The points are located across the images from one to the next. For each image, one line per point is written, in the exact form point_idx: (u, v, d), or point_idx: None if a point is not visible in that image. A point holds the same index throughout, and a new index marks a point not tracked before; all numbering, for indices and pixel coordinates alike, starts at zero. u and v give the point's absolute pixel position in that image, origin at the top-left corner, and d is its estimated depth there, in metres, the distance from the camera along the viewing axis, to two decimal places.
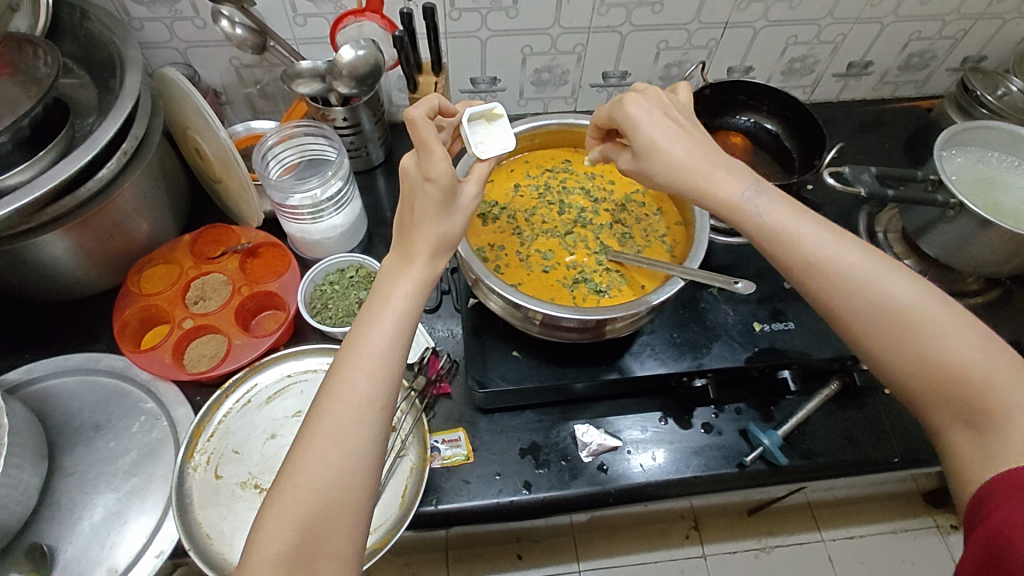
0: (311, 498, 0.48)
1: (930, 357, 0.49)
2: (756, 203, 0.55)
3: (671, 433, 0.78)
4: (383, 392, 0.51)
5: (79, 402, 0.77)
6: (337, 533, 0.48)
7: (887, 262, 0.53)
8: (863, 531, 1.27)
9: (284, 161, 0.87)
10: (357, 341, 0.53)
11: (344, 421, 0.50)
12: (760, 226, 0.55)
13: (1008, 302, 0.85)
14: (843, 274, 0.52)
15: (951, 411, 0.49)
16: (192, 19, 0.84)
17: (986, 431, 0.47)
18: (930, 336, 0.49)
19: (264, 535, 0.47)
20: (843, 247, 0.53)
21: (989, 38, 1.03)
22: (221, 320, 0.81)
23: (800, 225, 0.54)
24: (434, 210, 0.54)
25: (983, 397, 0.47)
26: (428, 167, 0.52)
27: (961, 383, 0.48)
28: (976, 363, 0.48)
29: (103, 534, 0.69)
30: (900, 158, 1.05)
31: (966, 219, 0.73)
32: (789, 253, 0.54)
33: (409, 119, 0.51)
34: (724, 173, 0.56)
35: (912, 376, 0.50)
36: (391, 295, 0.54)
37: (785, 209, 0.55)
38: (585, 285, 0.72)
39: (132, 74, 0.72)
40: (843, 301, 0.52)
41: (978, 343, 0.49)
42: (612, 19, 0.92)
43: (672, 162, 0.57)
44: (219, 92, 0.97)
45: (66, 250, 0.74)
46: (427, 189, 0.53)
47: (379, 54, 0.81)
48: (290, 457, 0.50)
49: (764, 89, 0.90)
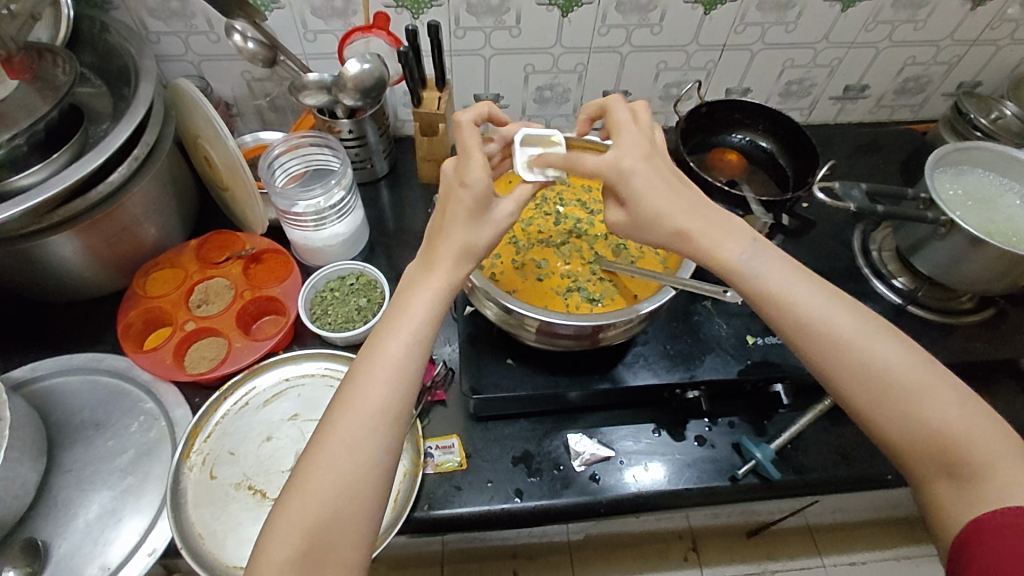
0: (322, 504, 0.49)
1: (915, 413, 0.50)
2: (747, 264, 0.56)
3: (663, 444, 0.78)
4: (397, 401, 0.52)
5: (80, 400, 0.78)
6: (347, 540, 0.49)
7: (872, 326, 0.54)
8: (865, 557, 1.25)
9: (290, 171, 0.89)
10: (375, 348, 0.54)
11: (356, 428, 0.51)
12: (755, 285, 0.56)
13: (1003, 321, 0.85)
14: (831, 335, 0.53)
15: (932, 465, 0.50)
16: (207, 34, 0.87)
17: (967, 482, 0.48)
18: (916, 397, 0.51)
19: (272, 539, 0.48)
20: (830, 308, 0.54)
21: (984, 63, 1.05)
22: (221, 323, 0.83)
23: (793, 284, 0.55)
24: (463, 215, 0.56)
25: (963, 455, 0.49)
26: (465, 172, 0.55)
27: (943, 441, 0.49)
28: (956, 422, 0.50)
29: (97, 531, 0.69)
30: (897, 180, 1.06)
31: (957, 238, 0.74)
32: (782, 312, 0.55)
33: (456, 122, 0.57)
34: (721, 233, 0.57)
35: (896, 431, 0.51)
36: (413, 303, 0.55)
37: (777, 268, 0.56)
38: (578, 293, 0.73)
39: (146, 83, 0.75)
40: (833, 358, 0.53)
41: (960, 404, 0.50)
42: (613, 40, 0.95)
43: (675, 228, 0.57)
44: (230, 104, 1.00)
45: (75, 251, 0.76)
46: (460, 193, 0.55)
47: (384, 69, 0.84)
48: (302, 462, 0.51)
49: (758, 107, 0.93)
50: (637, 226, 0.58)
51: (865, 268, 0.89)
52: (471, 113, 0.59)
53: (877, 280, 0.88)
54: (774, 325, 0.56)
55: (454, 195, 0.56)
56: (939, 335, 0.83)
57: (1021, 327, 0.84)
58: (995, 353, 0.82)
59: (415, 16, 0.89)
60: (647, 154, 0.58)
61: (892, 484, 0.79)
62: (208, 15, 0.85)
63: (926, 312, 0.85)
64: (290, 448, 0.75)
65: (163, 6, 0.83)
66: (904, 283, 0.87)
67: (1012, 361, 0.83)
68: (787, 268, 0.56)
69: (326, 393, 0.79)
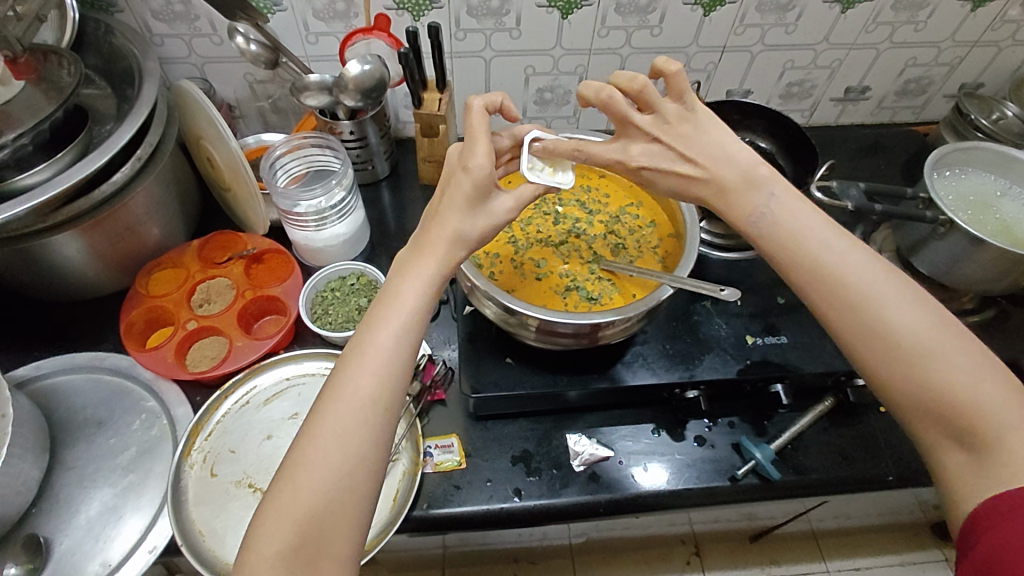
0: (311, 498, 0.49)
1: (926, 373, 0.50)
2: (767, 214, 0.57)
3: (663, 444, 0.78)
4: (386, 393, 0.53)
5: (83, 398, 0.79)
6: (339, 534, 0.49)
7: (893, 284, 0.53)
8: (869, 563, 1.25)
9: (291, 172, 0.90)
10: (365, 339, 0.54)
11: (346, 421, 0.51)
12: (775, 237, 0.57)
13: (1004, 322, 0.85)
14: (847, 288, 0.53)
15: (941, 429, 0.50)
16: (210, 36, 0.88)
17: (976, 450, 0.48)
18: (931, 357, 0.50)
19: (263, 532, 0.48)
20: (850, 262, 0.54)
21: (985, 64, 1.05)
22: (223, 322, 0.83)
23: (815, 238, 0.56)
24: (462, 201, 0.57)
25: (974, 420, 0.48)
26: (468, 158, 0.56)
27: (955, 405, 0.49)
28: (972, 386, 0.49)
29: (98, 528, 0.70)
30: (898, 181, 1.06)
31: (957, 237, 0.74)
32: (799, 266, 0.55)
33: (467, 106, 0.58)
34: (747, 186, 0.58)
35: (907, 393, 0.51)
36: (400, 294, 0.55)
37: (800, 219, 0.57)
38: (577, 292, 0.74)
39: (149, 84, 0.76)
40: (847, 316, 0.53)
41: (977, 367, 0.50)
42: (613, 42, 0.95)
43: (691, 194, 0.62)
44: (233, 106, 1.00)
45: (78, 251, 0.77)
46: (461, 177, 0.57)
47: (385, 70, 0.85)
48: (290, 456, 0.51)
49: (756, 108, 0.94)
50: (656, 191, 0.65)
51: None
52: (486, 100, 0.60)
53: None
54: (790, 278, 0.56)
55: (456, 179, 0.57)
56: None
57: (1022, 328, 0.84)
58: (997, 354, 0.82)
59: (416, 18, 0.89)
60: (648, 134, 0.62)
61: (895, 485, 0.79)
62: (212, 17, 0.86)
63: None
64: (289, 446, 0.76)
65: (167, 8, 0.84)
66: None
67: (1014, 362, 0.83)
68: (810, 221, 0.57)
69: None
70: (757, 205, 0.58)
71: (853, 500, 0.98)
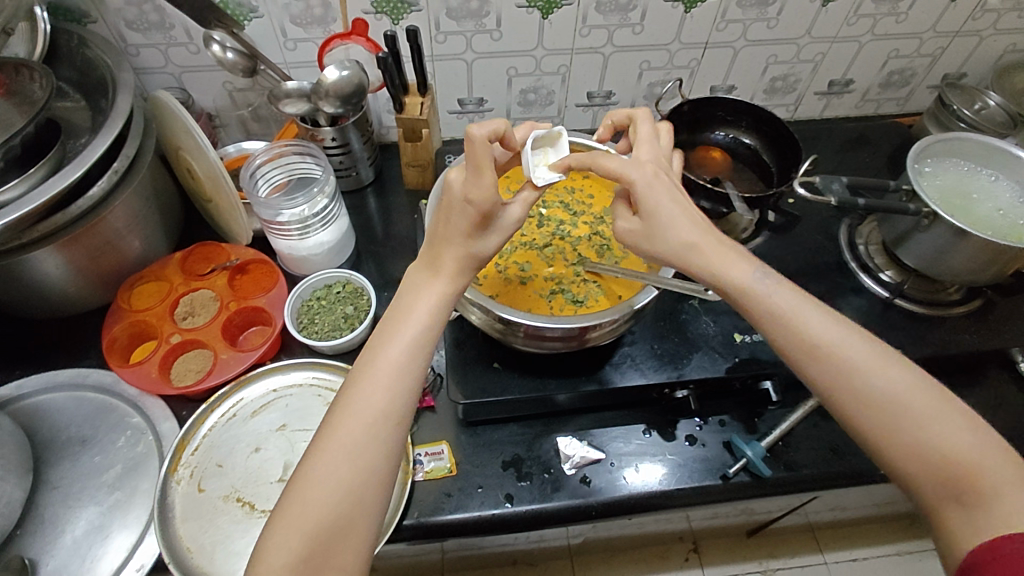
0: (319, 509, 0.48)
1: (921, 438, 0.50)
2: (760, 288, 0.55)
3: (654, 445, 0.78)
4: (398, 407, 0.52)
5: (66, 416, 0.78)
6: (346, 548, 0.48)
7: (878, 351, 0.53)
8: (866, 553, 1.26)
9: (272, 181, 0.89)
10: (376, 354, 0.54)
11: (357, 433, 0.51)
12: (769, 306, 0.55)
13: (991, 312, 0.85)
14: (839, 358, 0.53)
15: (938, 489, 0.49)
16: (186, 45, 0.87)
17: (974, 508, 0.47)
18: (926, 424, 0.50)
19: (272, 545, 0.47)
20: (839, 332, 0.54)
21: (967, 54, 1.05)
22: (208, 335, 0.82)
23: (806, 308, 0.55)
24: (465, 229, 0.55)
25: (970, 481, 0.48)
26: (473, 190, 0.53)
27: (950, 465, 0.49)
28: (968, 448, 0.49)
29: (84, 548, 0.69)
30: (884, 174, 1.06)
31: (941, 228, 0.74)
32: (793, 335, 0.54)
33: (470, 135, 0.52)
34: (736, 257, 0.57)
35: (905, 456, 0.50)
36: (414, 307, 0.56)
37: (789, 292, 0.56)
38: (562, 295, 0.74)
39: (123, 95, 0.75)
40: (840, 384, 0.52)
41: (968, 430, 0.50)
42: (594, 41, 0.95)
43: (684, 242, 0.56)
44: (212, 115, 0.99)
45: (57, 267, 0.76)
46: (465, 209, 0.54)
47: (363, 75, 0.84)
48: (300, 470, 0.50)
49: (741, 104, 0.93)
50: (651, 236, 0.57)
51: (852, 262, 0.89)
52: (488, 129, 0.54)
53: (863, 274, 0.88)
54: (781, 351, 0.55)
55: (459, 210, 0.54)
56: (926, 327, 0.83)
57: (1008, 317, 0.84)
58: (985, 344, 0.82)
59: (395, 21, 0.88)
60: (653, 169, 0.58)
61: (887, 478, 0.79)
62: (187, 26, 0.85)
63: (913, 304, 0.85)
64: (277, 459, 0.75)
65: (141, 18, 0.83)
66: (891, 277, 0.87)
67: (1002, 352, 0.83)
68: (798, 294, 0.56)
69: (313, 403, 0.79)
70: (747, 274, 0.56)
71: (846, 493, 0.98)
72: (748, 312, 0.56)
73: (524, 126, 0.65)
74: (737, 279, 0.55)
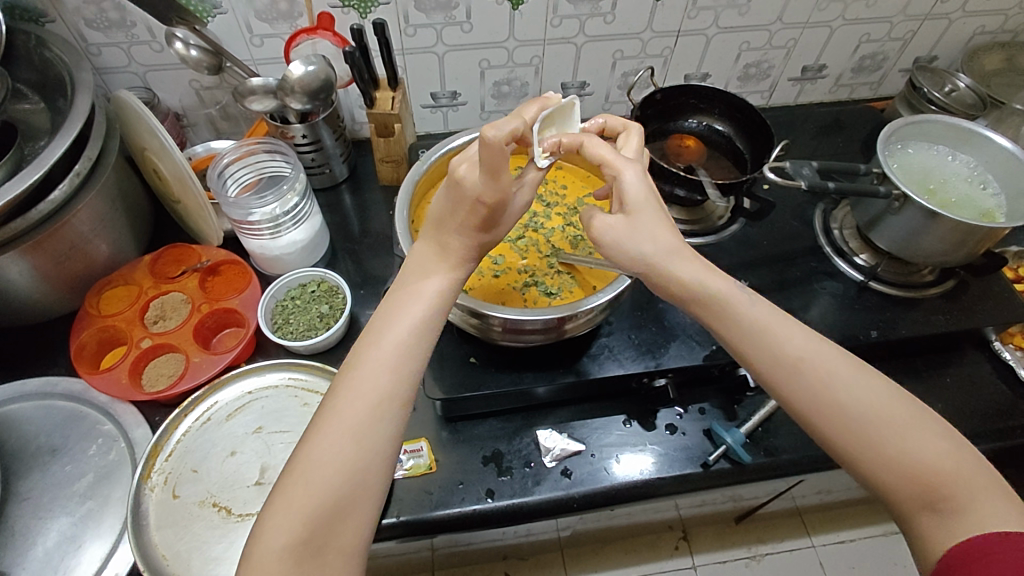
0: (323, 488, 0.47)
1: (899, 451, 0.49)
2: (740, 298, 0.55)
3: (634, 435, 0.78)
4: (404, 388, 0.51)
5: (36, 426, 0.76)
6: (347, 529, 0.47)
7: (855, 365, 0.53)
8: (853, 535, 1.27)
9: (241, 180, 0.87)
10: (382, 333, 0.53)
11: (362, 413, 0.50)
12: (744, 322, 0.54)
13: (964, 292, 0.85)
14: (817, 374, 0.52)
15: (914, 498, 0.48)
16: (149, 43, 0.86)
17: (951, 514, 0.47)
18: (905, 436, 0.49)
19: (269, 527, 0.46)
20: (817, 349, 0.53)
21: (938, 37, 1.06)
22: (179, 339, 0.81)
23: (783, 324, 0.54)
24: (475, 225, 0.56)
25: (947, 490, 0.47)
26: (486, 192, 0.54)
27: (927, 475, 0.48)
28: (944, 458, 0.48)
29: (56, 559, 0.67)
30: (857, 159, 1.06)
31: (912, 211, 0.75)
32: (770, 352, 0.53)
33: (484, 141, 0.50)
34: (713, 273, 0.56)
35: (883, 468, 0.49)
36: (421, 290, 0.55)
37: (766, 309, 0.55)
38: (536, 287, 0.73)
39: (82, 95, 0.73)
40: (818, 399, 0.51)
41: (944, 440, 0.50)
42: (566, 31, 0.94)
43: (669, 242, 0.56)
44: (180, 114, 0.97)
45: (22, 273, 0.74)
46: (477, 209, 0.55)
47: (330, 70, 0.83)
48: (301, 448, 0.49)
49: (713, 92, 0.93)
50: (633, 230, 0.56)
51: (827, 246, 0.90)
52: (505, 130, 0.51)
53: (839, 258, 0.88)
54: (759, 367, 0.54)
55: (470, 208, 0.55)
56: (902, 309, 0.84)
57: (982, 297, 0.85)
58: (959, 324, 0.82)
59: (363, 15, 0.87)
60: (642, 170, 0.57)
61: None
62: (149, 24, 0.83)
63: (888, 287, 0.85)
64: (253, 462, 0.74)
65: (100, 16, 0.81)
66: (866, 260, 0.88)
67: (976, 331, 0.84)
68: (774, 310, 0.56)
69: (290, 404, 0.78)
70: (723, 290, 0.55)
71: (830, 475, 0.99)
72: (725, 329, 0.54)
73: (533, 101, 0.60)
74: (719, 293, 0.54)
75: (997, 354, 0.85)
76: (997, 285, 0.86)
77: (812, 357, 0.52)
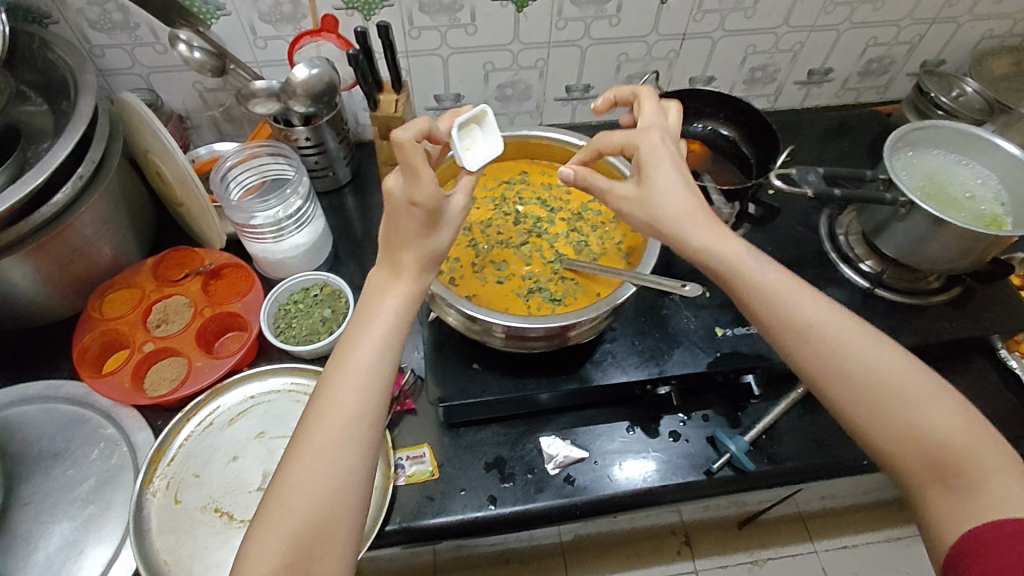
0: (304, 514, 0.47)
1: (911, 421, 0.50)
2: (753, 266, 0.55)
3: (638, 442, 0.77)
4: (371, 408, 0.51)
5: (39, 431, 0.76)
6: (327, 554, 0.47)
7: (870, 334, 0.53)
8: (856, 540, 1.26)
9: (245, 184, 0.87)
10: (346, 357, 0.53)
11: (333, 437, 0.49)
12: (759, 289, 0.54)
13: (970, 299, 0.85)
14: (831, 341, 0.52)
15: (925, 471, 0.49)
16: (153, 45, 0.85)
17: (963, 491, 0.47)
18: (918, 406, 0.50)
19: (253, 553, 0.46)
20: (832, 317, 0.53)
21: (946, 41, 1.05)
22: (182, 342, 0.80)
23: (796, 291, 0.54)
24: (417, 229, 0.52)
25: (959, 463, 0.48)
26: (415, 191, 0.50)
27: (938, 447, 0.49)
28: (957, 431, 0.49)
29: (58, 564, 0.67)
30: (864, 163, 1.06)
31: (918, 218, 0.74)
32: (784, 320, 0.53)
33: (394, 140, 0.48)
34: (728, 239, 0.56)
35: (893, 440, 0.50)
36: (379, 308, 0.54)
37: (781, 277, 0.55)
38: (539, 294, 0.73)
39: (85, 98, 0.72)
40: (832, 367, 0.52)
41: (958, 413, 0.50)
42: (571, 34, 0.93)
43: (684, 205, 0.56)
44: (183, 116, 0.97)
45: (26, 276, 0.74)
46: (412, 211, 0.51)
47: (334, 73, 0.83)
48: (277, 477, 0.49)
49: (719, 95, 0.93)
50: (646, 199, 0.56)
51: (832, 252, 0.89)
52: (412, 129, 0.50)
53: (844, 264, 0.88)
54: (773, 333, 0.54)
55: (406, 212, 0.51)
56: (908, 316, 0.83)
57: (987, 304, 0.84)
58: (965, 332, 0.82)
59: (366, 17, 0.87)
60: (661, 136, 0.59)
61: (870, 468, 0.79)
62: (153, 25, 0.82)
63: (893, 294, 0.85)
64: (256, 467, 0.74)
65: (104, 17, 0.81)
66: (871, 267, 0.87)
67: (982, 338, 0.83)
68: (789, 277, 0.56)
69: (293, 409, 0.77)
70: (739, 253, 0.55)
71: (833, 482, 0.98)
72: (742, 295, 0.55)
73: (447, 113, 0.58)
74: (733, 259, 0.55)
75: (1003, 362, 0.84)
76: (1005, 293, 0.85)
77: (826, 325, 0.53)
